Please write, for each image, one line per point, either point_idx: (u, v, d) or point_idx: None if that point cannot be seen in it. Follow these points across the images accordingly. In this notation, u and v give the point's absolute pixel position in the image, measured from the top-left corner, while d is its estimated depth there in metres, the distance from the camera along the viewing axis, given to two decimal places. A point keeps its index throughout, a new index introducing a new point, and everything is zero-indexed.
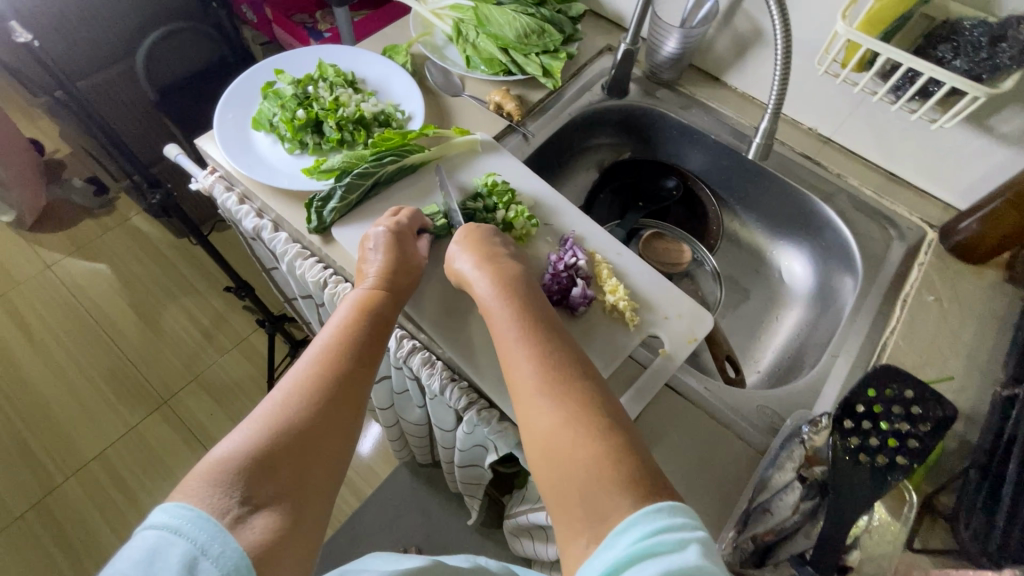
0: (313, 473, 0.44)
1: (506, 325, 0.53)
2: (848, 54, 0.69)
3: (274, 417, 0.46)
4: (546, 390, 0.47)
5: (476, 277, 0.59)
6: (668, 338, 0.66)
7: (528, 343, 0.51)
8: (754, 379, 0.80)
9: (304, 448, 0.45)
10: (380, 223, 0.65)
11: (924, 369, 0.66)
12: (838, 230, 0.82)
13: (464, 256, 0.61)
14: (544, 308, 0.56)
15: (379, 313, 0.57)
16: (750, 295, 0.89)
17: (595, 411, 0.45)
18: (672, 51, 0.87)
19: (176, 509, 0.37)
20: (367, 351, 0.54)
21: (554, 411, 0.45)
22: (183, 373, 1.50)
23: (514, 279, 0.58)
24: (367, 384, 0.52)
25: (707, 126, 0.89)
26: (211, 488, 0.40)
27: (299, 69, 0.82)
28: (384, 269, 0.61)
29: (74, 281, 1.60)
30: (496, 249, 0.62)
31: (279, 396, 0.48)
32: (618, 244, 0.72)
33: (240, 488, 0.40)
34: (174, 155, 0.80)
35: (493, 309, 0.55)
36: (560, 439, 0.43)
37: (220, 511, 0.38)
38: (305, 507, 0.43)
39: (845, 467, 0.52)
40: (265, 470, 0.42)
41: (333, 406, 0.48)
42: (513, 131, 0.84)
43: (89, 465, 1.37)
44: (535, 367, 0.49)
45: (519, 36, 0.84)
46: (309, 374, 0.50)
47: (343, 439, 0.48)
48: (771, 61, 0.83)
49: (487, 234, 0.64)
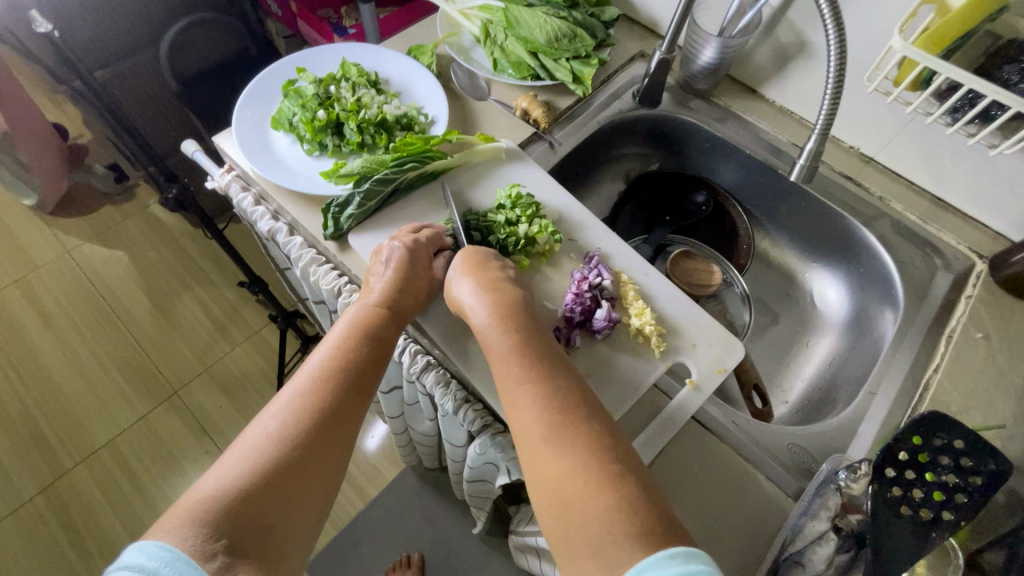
0: (301, 511, 0.44)
1: (504, 355, 0.51)
2: (903, 72, 0.65)
3: (264, 451, 0.45)
4: (546, 431, 0.44)
5: (473, 304, 0.56)
6: (696, 367, 0.62)
7: (528, 379, 0.48)
8: (782, 410, 0.76)
9: (290, 486, 0.44)
10: (398, 237, 0.63)
11: (970, 413, 0.61)
12: (878, 257, 0.77)
13: (464, 281, 0.58)
14: (546, 339, 0.53)
15: (379, 334, 0.56)
16: (780, 320, 0.85)
17: (605, 456, 0.42)
18: (708, 61, 0.83)
19: (154, 550, 0.38)
20: (364, 376, 0.52)
21: (559, 457, 0.42)
22: (194, 365, 1.49)
23: (514, 309, 0.55)
24: (361, 413, 0.51)
25: (742, 140, 0.85)
26: (195, 529, 0.40)
27: (322, 67, 0.80)
28: (389, 288, 0.58)
29: (91, 267, 1.60)
30: (497, 274, 0.59)
31: (271, 426, 0.47)
32: (645, 263, 0.69)
33: (225, 530, 0.40)
34: (192, 151, 0.79)
35: (491, 340, 0.53)
36: (565, 487, 0.41)
37: (202, 555, 0.38)
38: (291, 548, 0.43)
39: (887, 522, 0.48)
40: (251, 510, 0.42)
41: (325, 440, 0.48)
42: (538, 139, 0.81)
43: (98, 453, 1.37)
44: (538, 404, 0.46)
45: (549, 40, 0.80)
46: (302, 403, 0.49)
47: (332, 474, 0.48)
48: (815, 75, 0.79)
49: (486, 259, 0.61)
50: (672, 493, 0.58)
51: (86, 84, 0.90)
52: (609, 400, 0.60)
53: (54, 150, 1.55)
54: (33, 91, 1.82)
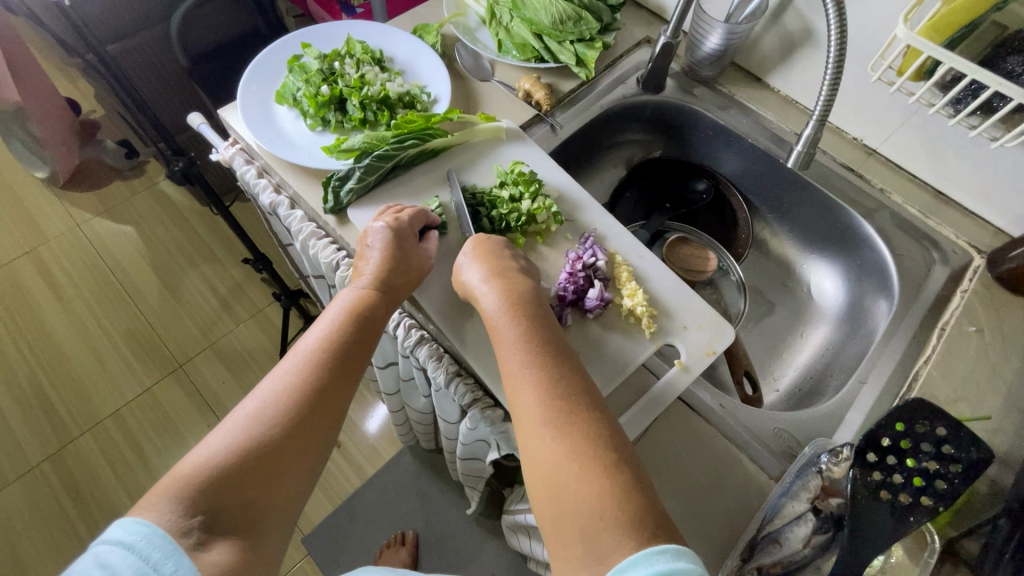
0: (281, 492, 0.46)
1: (511, 342, 0.51)
2: (906, 61, 0.64)
3: (244, 433, 0.46)
4: (547, 418, 0.45)
5: (483, 291, 0.56)
6: (685, 350, 0.63)
7: (533, 367, 0.48)
8: (773, 398, 0.77)
9: (269, 468, 0.46)
10: (380, 218, 0.63)
11: (957, 405, 0.62)
12: (876, 249, 0.77)
13: (475, 267, 0.59)
14: (555, 332, 0.53)
15: (368, 319, 0.56)
16: (776, 309, 0.85)
17: (601, 446, 0.43)
18: (713, 48, 0.82)
19: (132, 526, 0.39)
20: (350, 360, 0.53)
21: (557, 443, 0.43)
22: (198, 340, 1.52)
23: (523, 296, 0.55)
24: (345, 396, 0.52)
25: (744, 129, 0.85)
26: (173, 506, 0.41)
27: (327, 44, 0.81)
28: (379, 271, 0.59)
29: (101, 241, 1.63)
30: (508, 262, 0.59)
31: (253, 408, 0.48)
32: (641, 246, 0.69)
33: (201, 508, 0.42)
34: (197, 124, 0.80)
35: (499, 324, 0.53)
36: (556, 474, 0.42)
37: (179, 531, 0.40)
38: (270, 526, 0.45)
39: (865, 505, 0.49)
40: (229, 489, 0.43)
41: (307, 423, 0.49)
42: (540, 122, 0.81)
43: (104, 422, 1.40)
44: (540, 393, 0.47)
45: (554, 22, 0.80)
46: (286, 387, 0.50)
47: (315, 458, 0.49)
48: (820, 64, 0.79)
49: (497, 247, 0.61)
50: (658, 472, 0.59)
51: (97, 56, 0.92)
52: (598, 378, 0.60)
53: (67, 124, 1.57)
54: (47, 64, 1.84)
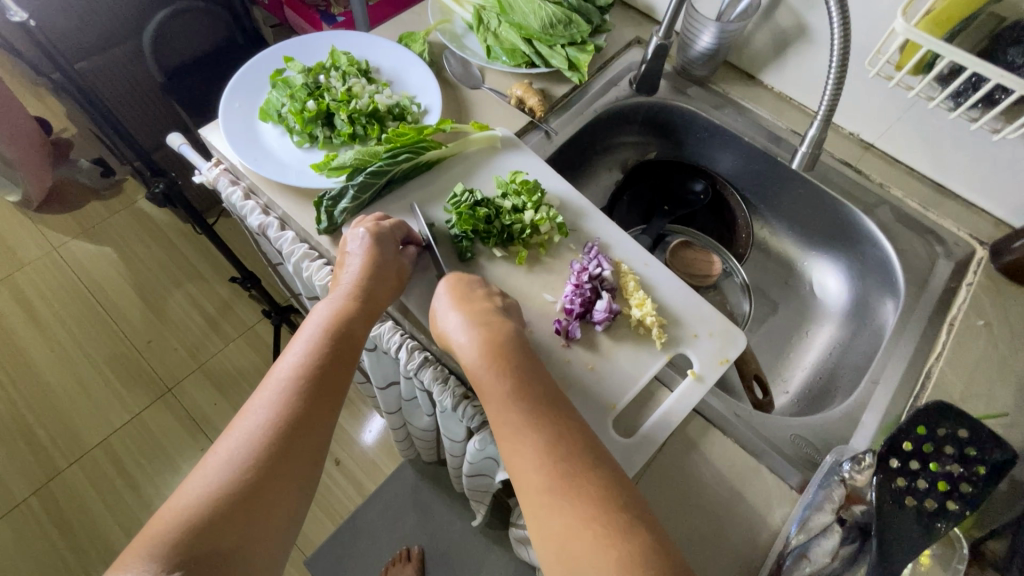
0: (263, 533, 0.43)
1: (502, 404, 0.48)
2: (906, 55, 0.63)
3: (220, 478, 0.44)
4: (551, 484, 0.43)
5: (463, 342, 0.53)
6: (698, 359, 0.61)
7: (529, 428, 0.46)
8: (783, 401, 0.75)
9: (248, 511, 0.43)
10: (361, 225, 0.61)
11: (972, 402, 0.61)
12: (879, 245, 0.76)
13: (452, 314, 0.55)
14: (540, 381, 0.51)
15: (347, 334, 0.54)
16: (780, 309, 0.84)
17: (611, 507, 0.41)
18: (706, 47, 0.81)
19: None
20: (331, 381, 0.51)
21: (564, 510, 0.41)
22: (187, 361, 1.48)
23: (505, 344, 0.52)
24: (329, 421, 0.50)
25: (740, 127, 0.84)
26: (148, 564, 0.38)
27: (309, 57, 0.78)
28: (359, 278, 0.57)
29: (80, 265, 1.58)
30: (486, 306, 0.56)
31: (227, 451, 0.46)
32: (646, 253, 0.68)
33: (177, 563, 0.39)
34: (178, 145, 0.76)
35: (485, 380, 0.50)
36: (567, 544, 0.40)
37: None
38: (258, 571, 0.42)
39: (889, 512, 0.48)
40: (206, 538, 0.41)
41: (287, 456, 0.46)
42: (535, 128, 0.79)
43: (92, 453, 1.36)
44: (539, 455, 0.45)
45: (544, 26, 0.78)
46: (265, 420, 0.47)
47: (303, 489, 0.47)
48: (815, 60, 0.78)
49: (472, 286, 0.58)
50: (679, 486, 0.57)
51: (65, 76, 0.88)
52: (611, 392, 0.59)
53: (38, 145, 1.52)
54: (13, 83, 1.78)
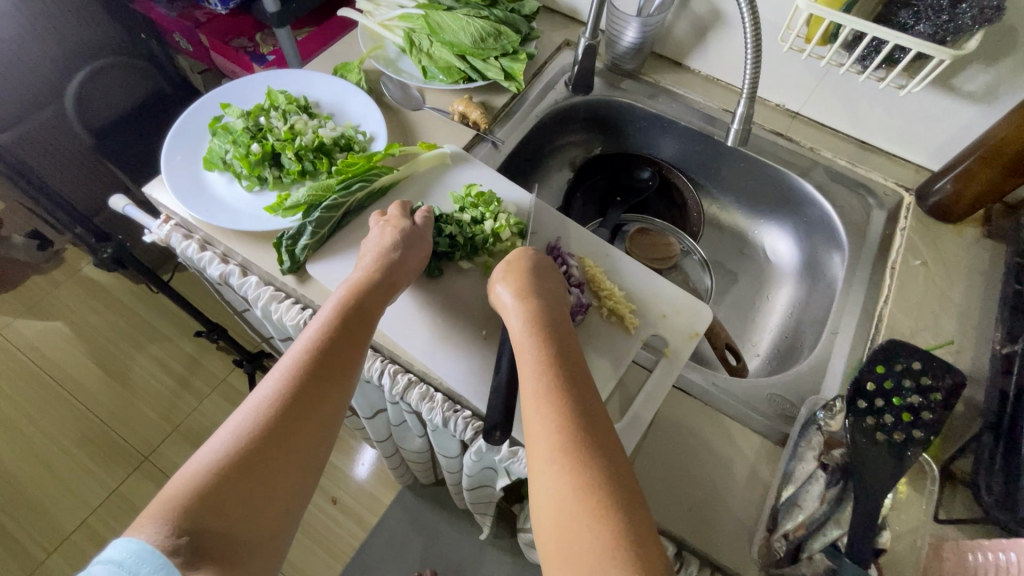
0: (271, 501, 0.43)
1: (529, 374, 0.49)
2: (812, 28, 0.68)
3: (229, 446, 0.44)
4: (564, 451, 0.43)
5: (512, 307, 0.55)
6: (669, 337, 0.64)
7: (554, 393, 0.46)
8: (755, 364, 0.79)
9: (257, 478, 0.43)
10: (381, 216, 0.64)
11: (922, 335, 0.66)
12: (818, 205, 0.81)
13: (507, 287, 0.57)
14: (568, 348, 0.51)
15: (361, 311, 0.54)
16: (739, 278, 0.89)
17: (616, 484, 0.41)
18: (632, 41, 0.85)
19: (125, 545, 0.38)
20: (342, 355, 0.51)
21: (569, 479, 0.41)
22: (161, 425, 1.43)
23: (552, 320, 0.54)
24: (336, 396, 0.49)
25: (675, 113, 0.88)
26: (161, 526, 0.39)
27: (246, 101, 0.77)
28: (376, 262, 0.58)
29: (30, 344, 1.50)
30: (536, 283, 0.57)
31: (239, 420, 0.46)
32: (606, 244, 0.70)
33: (188, 525, 0.40)
34: (122, 206, 0.74)
35: (524, 350, 0.51)
36: (567, 510, 0.40)
37: (169, 549, 0.38)
38: (265, 540, 0.42)
39: (864, 449, 0.51)
40: (216, 501, 0.41)
41: (297, 427, 0.46)
42: (481, 140, 0.81)
43: (72, 537, 1.29)
44: (558, 423, 0.44)
45: (475, 41, 0.80)
46: (274, 389, 0.47)
47: (311, 457, 0.46)
48: (733, 41, 0.82)
49: (532, 261, 0.60)
50: (671, 460, 0.59)
51: None
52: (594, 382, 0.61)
53: None
54: None
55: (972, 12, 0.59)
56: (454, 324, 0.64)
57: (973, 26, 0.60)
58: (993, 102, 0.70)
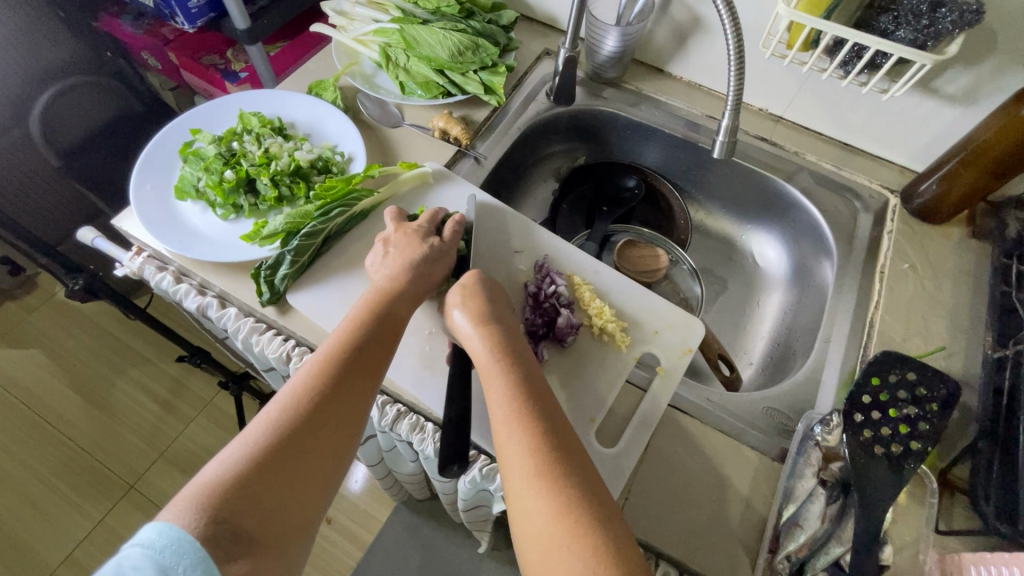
0: (301, 495, 0.44)
1: (500, 398, 0.48)
2: (793, 35, 0.68)
3: (262, 437, 0.45)
4: (541, 468, 0.42)
5: (471, 335, 0.54)
6: (663, 355, 0.63)
7: (526, 411, 0.46)
8: (749, 372, 0.78)
9: (291, 471, 0.44)
10: (391, 221, 0.64)
11: (914, 340, 0.66)
12: (805, 210, 0.81)
13: (462, 313, 0.56)
14: (531, 369, 0.51)
15: (389, 314, 0.55)
16: (728, 284, 0.88)
17: (597, 497, 0.41)
18: (612, 50, 0.83)
19: (161, 532, 0.39)
20: (372, 358, 0.52)
21: (549, 497, 0.41)
22: (146, 451, 1.39)
23: (513, 343, 0.53)
24: (366, 398, 0.50)
25: (659, 121, 0.87)
26: (196, 513, 0.40)
27: (218, 124, 0.75)
28: (401, 266, 0.58)
29: (4, 374, 1.45)
30: (495, 308, 0.57)
31: (271, 413, 0.47)
32: (594, 260, 0.69)
33: (224, 514, 0.40)
34: (91, 239, 0.71)
35: (490, 373, 0.50)
36: (546, 529, 0.39)
37: (205, 537, 0.39)
38: (294, 535, 0.43)
39: (865, 464, 0.50)
40: (250, 491, 0.42)
41: (329, 424, 0.47)
42: (463, 157, 0.79)
43: (57, 572, 1.25)
44: (532, 441, 0.44)
45: (452, 55, 0.78)
46: (307, 385, 0.48)
47: (340, 455, 0.47)
48: (714, 47, 0.82)
49: (484, 287, 0.58)
50: (670, 481, 0.58)
51: None
52: (587, 406, 0.59)
53: None
54: None
55: (952, 16, 0.58)
56: (443, 351, 0.62)
57: (952, 30, 0.59)
58: (973, 104, 0.70)
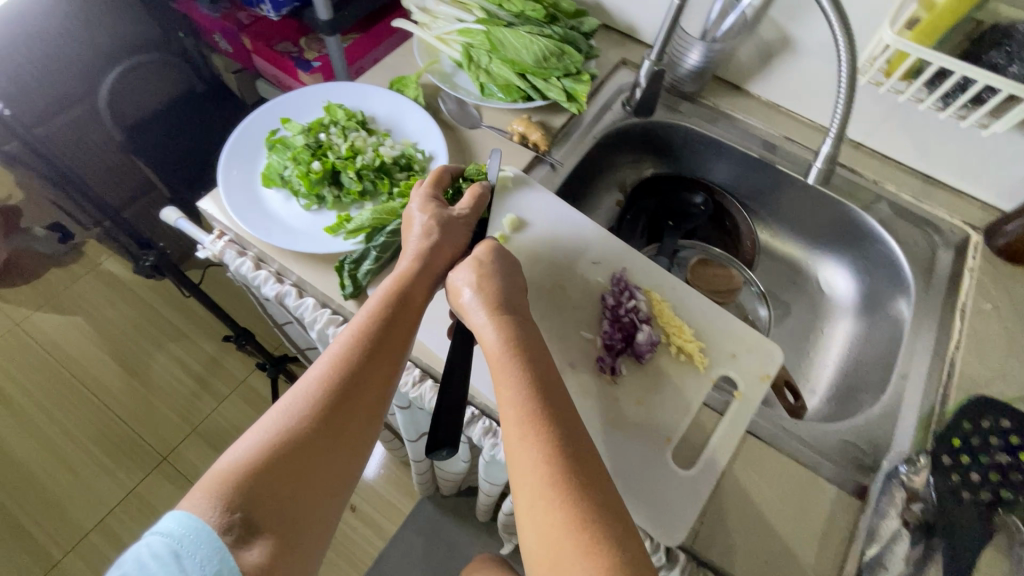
0: (317, 487, 0.45)
1: (512, 396, 0.47)
2: (894, 64, 0.67)
3: (277, 428, 0.45)
4: (554, 478, 0.42)
5: (483, 325, 0.53)
6: (741, 378, 0.62)
7: (540, 414, 0.45)
8: (815, 402, 0.77)
9: (307, 464, 0.45)
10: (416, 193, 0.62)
11: (996, 384, 0.64)
12: (881, 240, 0.79)
13: (474, 294, 0.54)
14: (545, 365, 0.50)
15: (406, 301, 0.54)
16: (792, 310, 0.87)
17: (605, 509, 0.41)
18: (694, 64, 0.83)
19: (183, 520, 0.41)
20: (388, 347, 0.51)
21: (559, 510, 0.41)
22: (180, 425, 1.41)
23: (526, 336, 0.52)
24: (382, 389, 0.50)
25: (735, 139, 0.86)
26: (215, 502, 0.41)
27: (303, 115, 0.75)
28: (422, 246, 0.57)
29: (49, 338, 1.49)
30: (510, 294, 0.55)
31: (287, 402, 0.47)
32: (672, 276, 0.68)
33: (240, 504, 0.41)
34: (173, 220, 0.72)
35: (503, 367, 0.49)
36: (555, 541, 0.40)
37: (223, 526, 0.40)
38: (310, 526, 0.44)
39: (954, 507, 0.52)
40: (266, 482, 0.43)
41: (344, 415, 0.47)
42: (540, 163, 0.79)
43: (89, 536, 1.28)
44: (545, 448, 0.43)
45: (537, 60, 0.78)
46: (322, 376, 0.48)
47: (355, 446, 0.48)
48: (800, 67, 0.80)
49: (498, 267, 0.57)
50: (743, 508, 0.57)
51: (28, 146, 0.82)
52: (664, 425, 0.59)
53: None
54: None
55: None
56: None
57: None
58: None
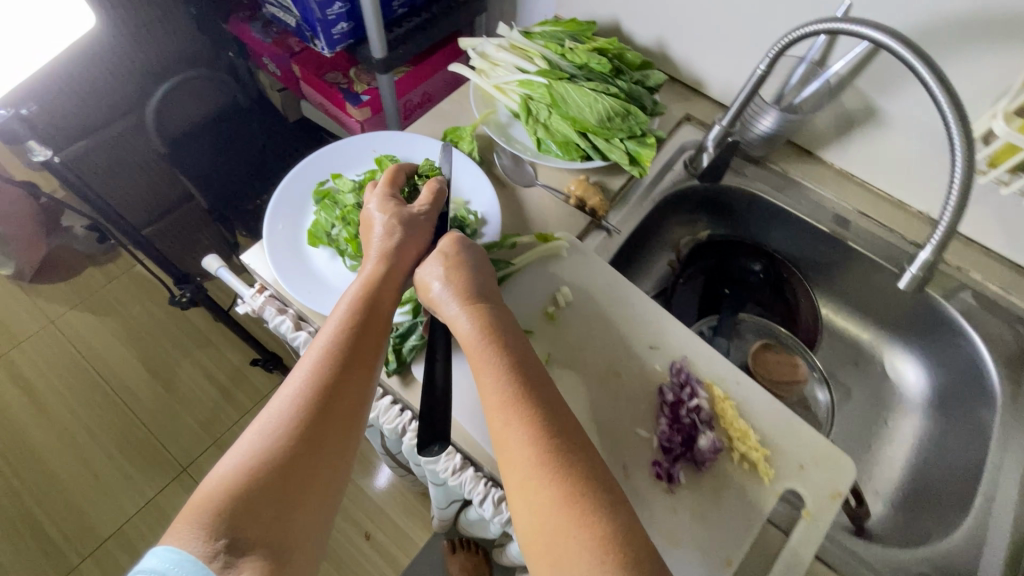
0: (306, 497, 0.41)
1: (493, 382, 0.45)
2: (1002, 155, 0.62)
3: (258, 444, 0.42)
4: (543, 457, 0.41)
5: (456, 313, 0.50)
6: (810, 495, 0.57)
7: (521, 397, 0.44)
8: (880, 508, 0.71)
9: (292, 477, 0.41)
10: (371, 197, 0.60)
11: None
12: (964, 335, 0.73)
13: (445, 284, 0.52)
14: (524, 350, 0.48)
15: (376, 298, 0.51)
16: (853, 395, 0.81)
17: (608, 493, 0.40)
18: (766, 130, 0.77)
19: (166, 554, 0.37)
20: (363, 345, 0.48)
21: (553, 487, 0.40)
22: (202, 437, 1.40)
23: (500, 321, 0.50)
24: (360, 388, 0.47)
25: (803, 210, 0.81)
26: (197, 531, 0.37)
27: (354, 166, 0.73)
28: (387, 244, 0.55)
29: (82, 338, 1.50)
30: (481, 283, 0.53)
31: (266, 414, 0.44)
32: (735, 369, 0.63)
33: (224, 530, 0.38)
34: (215, 268, 0.70)
35: (480, 352, 0.47)
36: (554, 520, 0.39)
37: (208, 555, 0.37)
38: (304, 540, 0.40)
39: None
40: (249, 503, 0.39)
41: (326, 419, 0.44)
42: (596, 228, 0.74)
43: (106, 544, 1.27)
44: (531, 429, 0.42)
45: (601, 120, 0.73)
46: (298, 386, 0.45)
47: (341, 448, 0.44)
48: (884, 141, 0.74)
49: (468, 257, 0.55)
50: None
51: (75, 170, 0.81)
52: (724, 545, 0.54)
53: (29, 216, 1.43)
54: None
55: None
56: None
57: None
58: None
